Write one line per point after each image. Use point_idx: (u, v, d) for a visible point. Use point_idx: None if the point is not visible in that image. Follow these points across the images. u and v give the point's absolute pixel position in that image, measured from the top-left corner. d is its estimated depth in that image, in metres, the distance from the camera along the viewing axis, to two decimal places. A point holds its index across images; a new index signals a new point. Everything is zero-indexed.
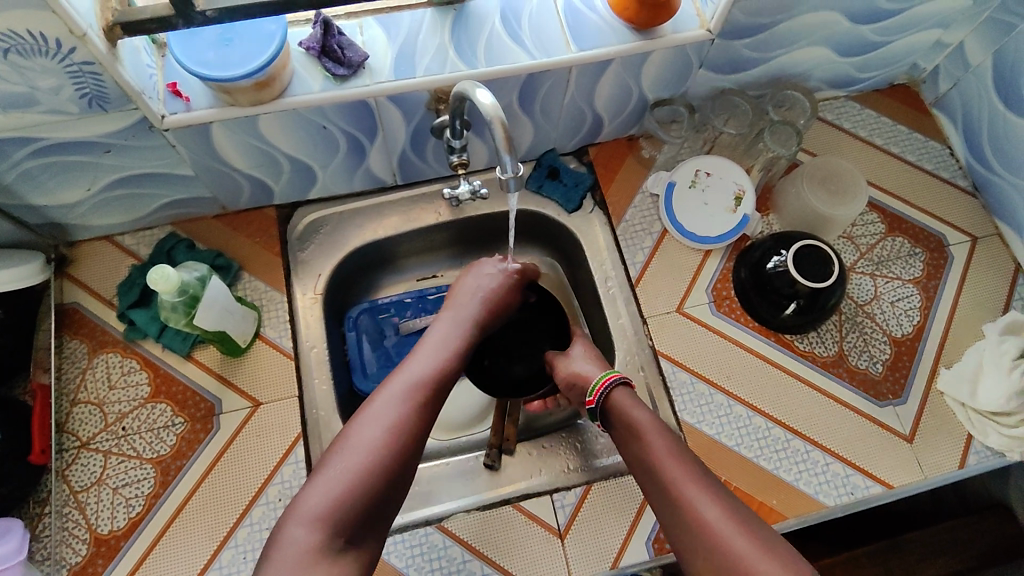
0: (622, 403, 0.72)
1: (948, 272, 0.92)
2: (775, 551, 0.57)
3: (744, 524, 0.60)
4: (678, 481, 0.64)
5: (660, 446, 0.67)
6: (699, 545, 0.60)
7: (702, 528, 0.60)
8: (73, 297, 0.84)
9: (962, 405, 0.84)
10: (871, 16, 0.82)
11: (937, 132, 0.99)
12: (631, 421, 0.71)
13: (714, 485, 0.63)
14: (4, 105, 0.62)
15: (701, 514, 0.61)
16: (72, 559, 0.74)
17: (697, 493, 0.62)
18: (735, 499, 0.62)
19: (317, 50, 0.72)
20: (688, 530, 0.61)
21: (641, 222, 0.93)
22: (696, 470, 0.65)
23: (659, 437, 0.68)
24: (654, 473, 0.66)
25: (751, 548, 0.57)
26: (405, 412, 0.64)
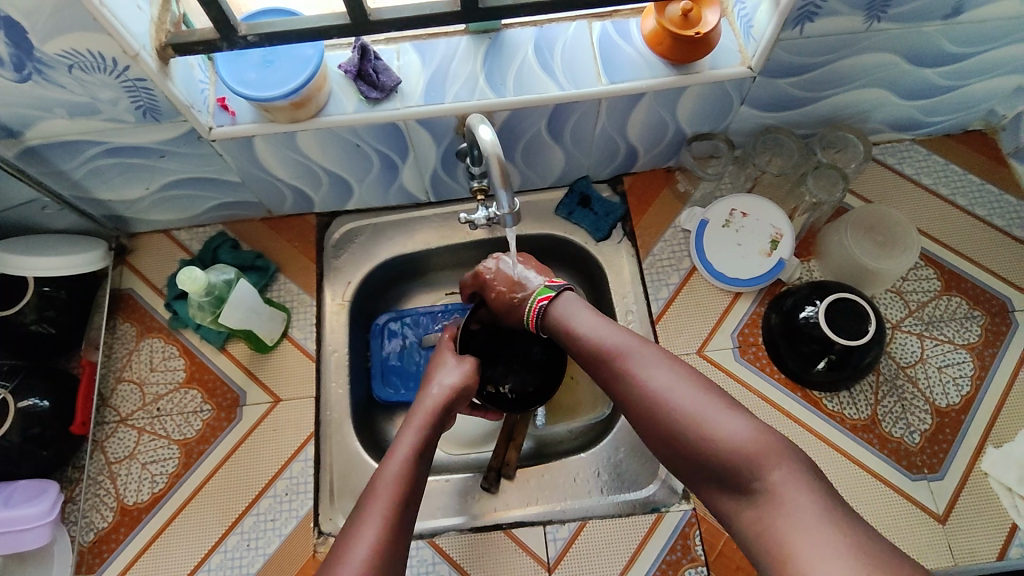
0: (567, 307, 0.71)
1: (1009, 341, 0.84)
2: (726, 409, 0.56)
3: (691, 385, 0.58)
4: (629, 360, 0.62)
5: (604, 331, 0.66)
6: (651, 414, 0.59)
7: (652, 399, 0.59)
8: (130, 284, 0.93)
9: (1008, 491, 0.77)
10: (937, 59, 0.77)
11: (1013, 185, 0.91)
12: (576, 320, 0.69)
13: (660, 356, 0.62)
14: (72, 112, 0.70)
15: (648, 386, 0.60)
16: (99, 524, 0.81)
17: (645, 367, 0.61)
18: (682, 364, 0.61)
19: (353, 74, 0.75)
20: (639, 403, 0.60)
21: (670, 257, 0.91)
22: (642, 345, 0.64)
23: (606, 327, 0.66)
24: (604, 360, 0.64)
25: (698, 406, 0.56)
26: (388, 532, 0.55)
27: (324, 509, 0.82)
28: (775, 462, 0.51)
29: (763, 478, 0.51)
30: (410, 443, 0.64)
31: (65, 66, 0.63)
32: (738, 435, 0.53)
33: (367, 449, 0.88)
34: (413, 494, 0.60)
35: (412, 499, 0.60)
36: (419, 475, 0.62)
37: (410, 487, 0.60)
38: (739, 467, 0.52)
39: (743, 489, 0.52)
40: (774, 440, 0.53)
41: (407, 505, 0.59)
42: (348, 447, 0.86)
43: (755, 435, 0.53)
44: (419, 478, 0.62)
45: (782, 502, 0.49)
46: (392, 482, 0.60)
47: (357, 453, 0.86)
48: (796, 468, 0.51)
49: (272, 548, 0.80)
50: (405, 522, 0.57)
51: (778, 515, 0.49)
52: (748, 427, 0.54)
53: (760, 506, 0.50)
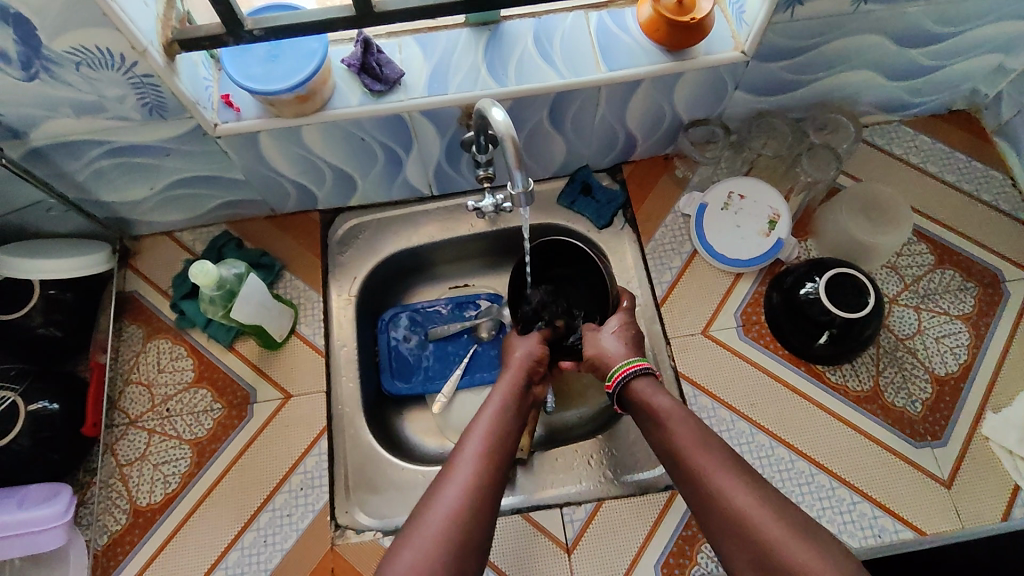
0: (644, 393, 0.71)
1: (1002, 309, 0.86)
2: (809, 535, 0.56)
3: (778, 508, 0.58)
4: (706, 468, 0.62)
5: (685, 431, 0.66)
6: (727, 530, 0.58)
7: (733, 515, 0.58)
8: (134, 286, 0.93)
9: (1009, 453, 0.79)
10: (921, 39, 0.80)
11: (999, 161, 0.94)
12: (655, 407, 0.69)
13: (742, 469, 0.61)
14: (78, 111, 0.70)
15: (731, 500, 0.59)
16: (113, 526, 0.81)
17: (728, 482, 0.60)
18: (768, 482, 0.60)
19: (356, 67, 0.77)
20: (719, 517, 0.59)
21: (672, 241, 0.92)
22: (726, 453, 0.63)
23: (685, 426, 0.66)
24: (683, 462, 0.64)
25: (783, 530, 0.56)
26: (482, 475, 0.64)
27: (340, 502, 0.83)
28: None
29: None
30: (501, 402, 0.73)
31: (73, 63, 0.64)
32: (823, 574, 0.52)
33: (379, 441, 0.88)
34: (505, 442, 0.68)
35: (505, 451, 0.67)
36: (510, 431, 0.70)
37: (497, 442, 0.68)
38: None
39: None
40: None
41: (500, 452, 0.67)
42: (362, 439, 0.86)
43: None
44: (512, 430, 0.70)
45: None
46: (483, 435, 0.68)
47: (371, 446, 0.86)
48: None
49: (290, 543, 0.79)
50: (495, 467, 0.65)
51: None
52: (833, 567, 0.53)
53: None
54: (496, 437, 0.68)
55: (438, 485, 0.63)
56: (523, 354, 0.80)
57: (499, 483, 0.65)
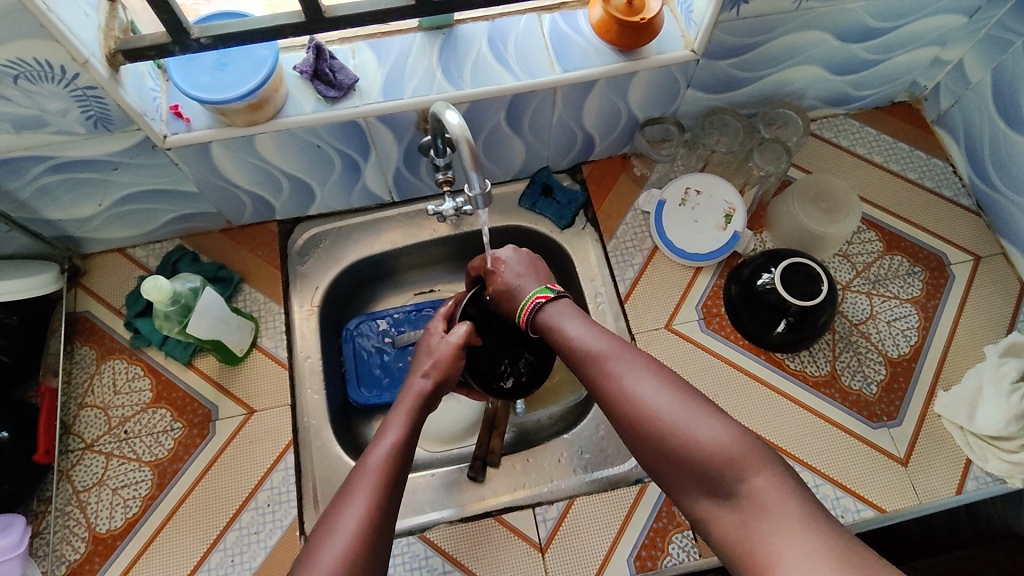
0: (554, 317, 0.70)
1: (948, 292, 0.90)
2: (707, 412, 0.58)
3: (676, 391, 0.60)
4: (615, 369, 0.63)
5: (591, 335, 0.66)
6: (639, 425, 0.59)
7: (640, 406, 0.59)
8: (86, 306, 0.90)
9: (960, 429, 0.82)
10: (861, 35, 0.83)
11: (939, 150, 0.98)
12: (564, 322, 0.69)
13: (646, 366, 0.63)
14: (17, 126, 0.67)
15: (637, 396, 0.60)
16: (71, 556, 0.78)
17: (634, 378, 0.61)
18: (669, 373, 0.62)
19: (309, 74, 0.75)
20: (626, 411, 0.60)
21: (633, 238, 0.94)
22: (630, 351, 0.65)
23: (595, 333, 0.66)
24: (592, 365, 0.64)
25: (680, 410, 0.58)
26: (367, 530, 0.56)
27: (310, 516, 0.81)
28: (758, 470, 0.53)
29: (746, 486, 0.53)
30: (395, 430, 0.66)
31: (11, 77, 0.61)
32: (722, 448, 0.55)
33: (349, 452, 0.87)
34: (396, 480, 0.61)
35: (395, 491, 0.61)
36: (401, 462, 0.63)
37: (396, 467, 0.62)
38: (719, 471, 0.54)
39: (728, 499, 0.54)
40: (748, 444, 0.55)
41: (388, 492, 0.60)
42: (329, 451, 0.85)
43: (737, 452, 0.54)
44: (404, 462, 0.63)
45: (765, 510, 0.51)
46: (371, 475, 0.60)
47: (338, 457, 0.85)
48: (775, 473, 0.53)
49: (259, 561, 0.77)
50: (385, 518, 0.58)
51: (761, 521, 0.51)
52: (730, 441, 0.55)
53: (742, 514, 0.52)
54: (395, 458, 0.63)
55: (321, 537, 0.56)
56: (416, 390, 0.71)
57: (382, 543, 0.57)
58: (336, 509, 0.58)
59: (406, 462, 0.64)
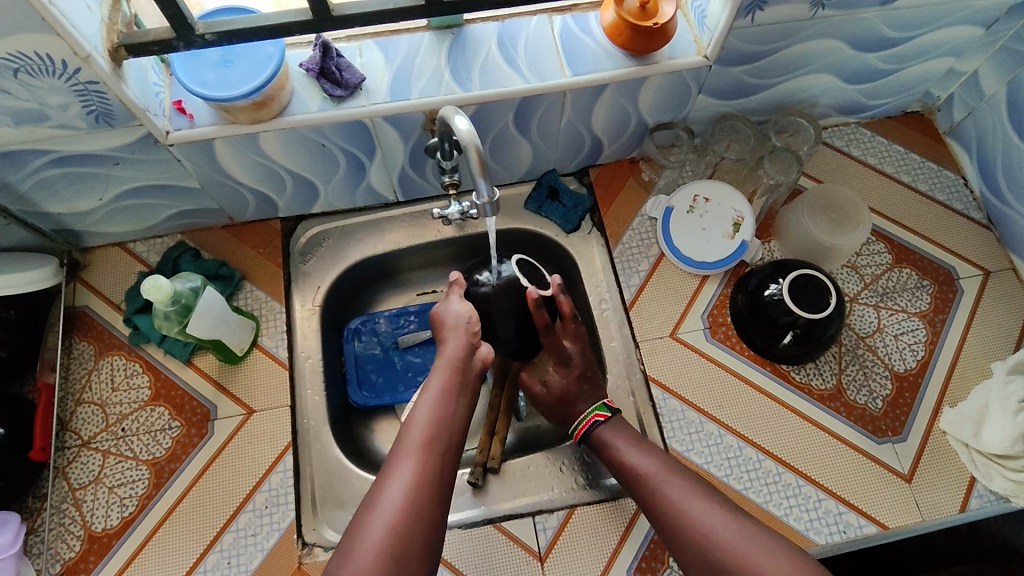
0: (604, 432, 0.76)
1: (957, 306, 0.89)
2: (764, 540, 0.61)
3: (731, 514, 0.64)
4: (664, 488, 0.68)
5: (643, 457, 0.71)
6: (693, 544, 0.63)
7: (695, 526, 0.64)
8: (85, 301, 0.89)
9: (965, 446, 0.81)
10: (877, 44, 0.81)
11: (952, 162, 0.97)
12: (614, 445, 0.74)
13: (695, 485, 0.68)
14: (18, 120, 0.66)
15: (691, 516, 0.65)
16: (67, 554, 0.77)
17: (686, 497, 0.66)
18: (720, 495, 0.67)
19: (315, 72, 0.74)
20: (681, 529, 0.65)
21: (639, 244, 0.93)
22: (685, 476, 0.69)
23: (643, 453, 0.72)
24: (640, 485, 0.70)
25: (739, 539, 0.62)
26: (410, 499, 0.60)
27: (307, 519, 0.80)
28: None
29: None
30: (433, 394, 0.68)
31: (11, 70, 0.60)
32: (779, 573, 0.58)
33: (348, 454, 0.86)
34: (436, 447, 0.64)
35: (436, 462, 0.63)
36: (443, 429, 0.65)
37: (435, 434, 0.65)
38: None
39: None
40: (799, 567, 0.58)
41: (426, 462, 0.62)
42: (329, 454, 0.84)
43: None
44: (446, 432, 0.65)
45: None
46: (413, 446, 0.63)
47: (338, 459, 0.84)
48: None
49: (256, 563, 0.77)
50: (427, 497, 0.60)
51: None
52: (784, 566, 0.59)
53: None
54: (439, 428, 0.65)
55: (365, 512, 0.60)
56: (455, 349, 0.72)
57: (428, 513, 0.60)
58: (382, 484, 0.61)
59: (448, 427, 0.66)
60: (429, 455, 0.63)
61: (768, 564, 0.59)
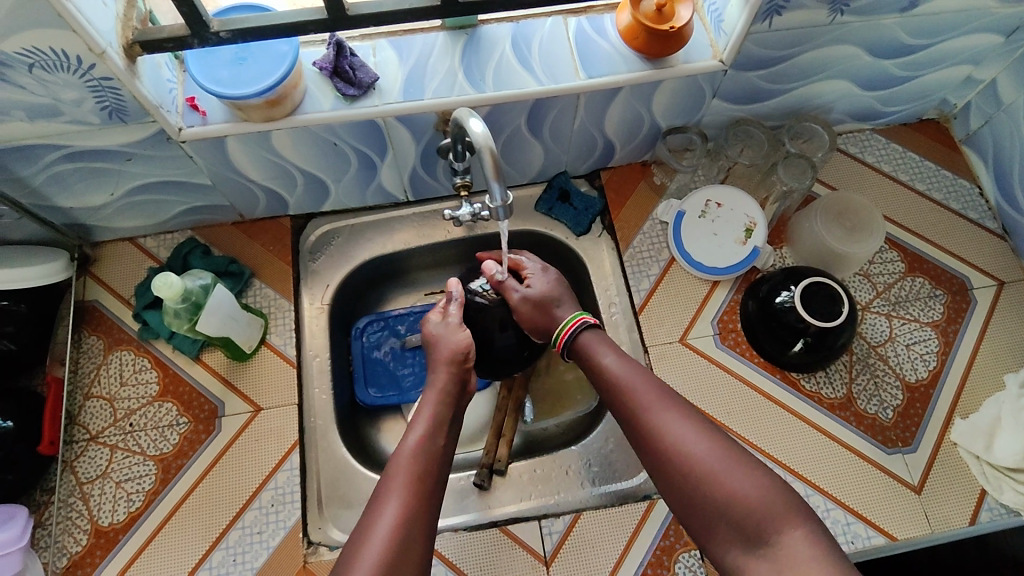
0: (590, 344, 0.72)
1: (970, 317, 0.88)
2: (747, 466, 0.57)
3: (714, 437, 0.59)
4: (648, 404, 0.64)
5: (627, 372, 0.67)
6: (668, 464, 0.60)
7: (674, 443, 0.60)
8: (95, 295, 0.89)
9: (977, 458, 0.80)
10: (894, 50, 0.80)
11: (967, 170, 0.96)
12: (601, 361, 0.70)
13: (679, 403, 0.64)
14: (31, 114, 0.66)
15: (671, 434, 0.60)
16: (73, 548, 0.77)
17: (668, 416, 0.62)
18: (703, 415, 0.62)
19: (329, 71, 0.74)
20: (658, 445, 0.61)
21: (649, 248, 0.92)
22: (668, 393, 0.64)
23: (630, 368, 0.67)
24: (624, 400, 0.65)
25: (720, 460, 0.58)
26: (402, 530, 0.59)
27: (313, 518, 0.80)
28: (791, 522, 0.53)
29: (779, 538, 0.53)
30: (423, 428, 0.68)
31: (26, 65, 0.60)
32: (755, 497, 0.55)
33: (355, 454, 0.86)
34: (427, 478, 0.64)
35: (426, 494, 0.62)
36: (433, 461, 0.65)
37: (426, 467, 0.64)
38: (756, 523, 0.54)
39: (755, 549, 0.53)
40: (787, 503, 0.55)
41: (417, 493, 0.62)
42: (335, 453, 0.84)
43: (770, 501, 0.55)
44: (435, 467, 0.65)
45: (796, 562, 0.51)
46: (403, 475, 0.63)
47: (344, 458, 0.84)
48: (812, 530, 0.53)
49: (261, 561, 0.77)
50: (418, 528, 0.60)
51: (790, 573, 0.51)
52: (764, 492, 0.55)
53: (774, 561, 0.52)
54: (429, 459, 0.65)
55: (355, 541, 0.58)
56: (445, 384, 0.73)
57: (417, 545, 0.59)
58: (371, 512, 0.60)
59: (438, 460, 0.66)
60: (420, 487, 0.62)
61: (745, 488, 0.56)
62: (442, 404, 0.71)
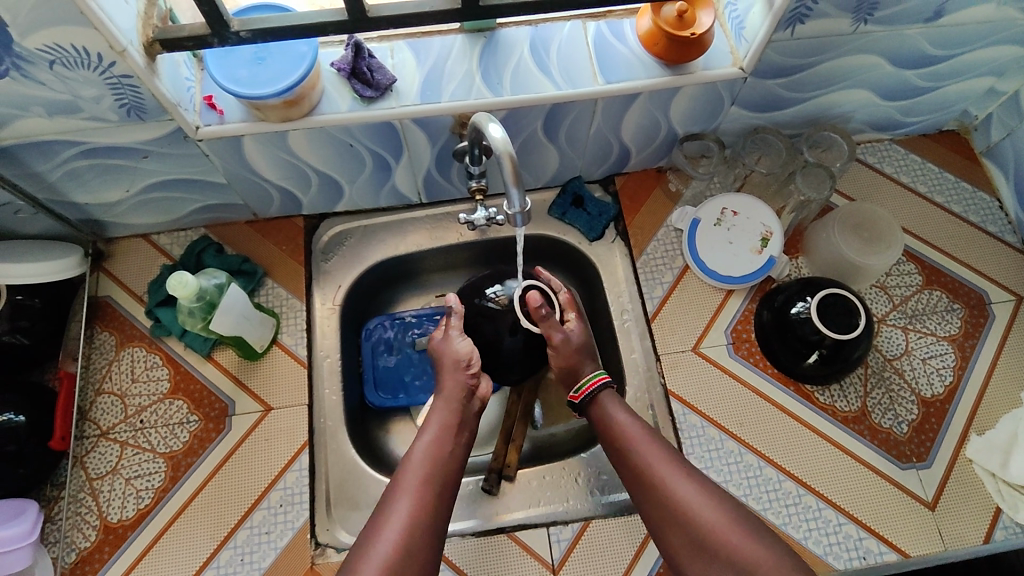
0: (602, 400, 0.73)
1: (987, 332, 0.87)
2: (751, 528, 0.61)
3: (720, 500, 0.63)
4: (654, 463, 0.66)
5: (635, 431, 0.69)
6: (676, 521, 0.63)
7: (681, 505, 0.63)
8: (108, 291, 0.89)
9: (992, 476, 0.79)
10: (917, 61, 0.79)
11: (987, 183, 0.95)
12: (610, 418, 0.71)
13: (683, 464, 0.66)
14: (50, 111, 0.66)
15: (679, 494, 0.63)
16: (82, 543, 0.77)
17: (675, 475, 0.65)
18: (706, 476, 0.66)
19: (346, 72, 0.74)
20: (666, 506, 0.64)
21: (663, 256, 0.92)
22: (673, 454, 0.67)
23: (636, 428, 0.70)
24: (631, 457, 0.68)
25: (725, 522, 0.61)
26: (409, 536, 0.59)
27: (321, 520, 0.80)
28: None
29: None
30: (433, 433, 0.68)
31: (46, 62, 0.60)
32: (760, 557, 0.58)
33: (364, 456, 0.86)
34: (435, 484, 0.64)
35: (435, 500, 0.63)
36: (443, 467, 0.66)
37: (434, 473, 0.65)
38: None
39: None
40: (791, 561, 0.58)
41: (425, 499, 0.62)
42: (344, 454, 0.84)
43: (774, 562, 0.58)
44: (444, 472, 0.65)
45: None
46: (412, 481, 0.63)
47: (353, 459, 0.84)
48: None
49: (268, 562, 0.77)
50: (424, 534, 0.60)
51: None
52: (768, 553, 0.58)
53: None
54: (438, 465, 0.65)
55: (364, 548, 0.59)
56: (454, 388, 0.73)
57: (424, 550, 0.60)
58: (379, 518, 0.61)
59: (447, 465, 0.66)
60: (428, 493, 0.63)
61: (750, 549, 0.59)
62: (452, 408, 0.71)
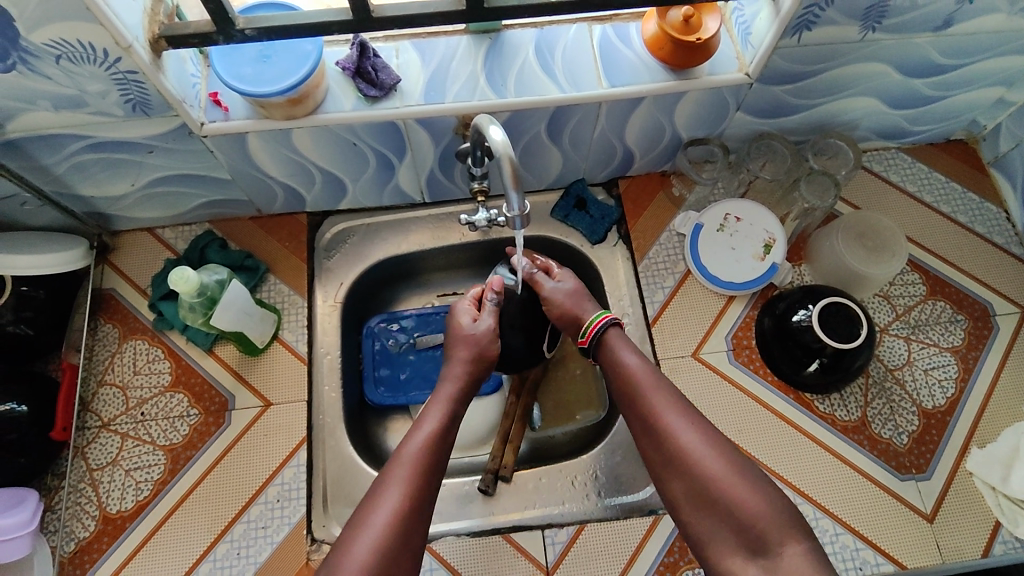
0: (614, 343, 0.71)
1: (991, 344, 0.86)
2: (754, 479, 0.59)
3: (725, 449, 0.60)
4: (660, 406, 0.64)
5: (643, 373, 0.67)
6: (677, 467, 0.61)
7: (683, 451, 0.61)
8: (112, 284, 0.90)
9: (992, 490, 0.79)
10: (925, 70, 0.79)
11: (994, 194, 0.94)
12: (620, 358, 0.70)
13: (688, 408, 0.64)
14: (57, 105, 0.67)
15: (681, 440, 0.61)
16: (81, 533, 0.78)
17: (678, 420, 0.63)
18: (711, 423, 0.63)
19: (351, 71, 0.74)
20: (668, 452, 0.62)
21: (665, 260, 0.91)
22: (679, 398, 0.65)
23: (644, 368, 0.68)
24: (637, 398, 0.66)
25: (729, 471, 0.59)
26: (401, 518, 0.58)
27: (317, 516, 0.80)
28: (790, 537, 0.55)
29: (780, 550, 0.54)
30: (433, 419, 0.67)
31: (53, 56, 0.61)
32: (760, 509, 0.56)
33: (362, 454, 0.86)
34: (431, 471, 0.63)
35: (428, 485, 0.62)
36: (438, 453, 0.64)
37: (430, 459, 0.63)
38: (761, 534, 0.55)
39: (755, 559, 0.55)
40: (791, 519, 0.56)
41: (419, 483, 0.61)
42: (342, 451, 0.84)
43: (773, 513, 0.56)
44: (438, 457, 0.64)
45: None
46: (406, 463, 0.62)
47: (350, 457, 0.84)
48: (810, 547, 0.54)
49: (264, 556, 0.77)
50: (416, 517, 0.59)
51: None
52: (768, 505, 0.57)
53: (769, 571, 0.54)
54: (434, 449, 0.64)
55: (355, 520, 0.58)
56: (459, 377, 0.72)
57: (415, 533, 0.59)
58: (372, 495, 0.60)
59: (442, 453, 0.65)
60: (422, 476, 0.62)
61: (751, 500, 0.57)
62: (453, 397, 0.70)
